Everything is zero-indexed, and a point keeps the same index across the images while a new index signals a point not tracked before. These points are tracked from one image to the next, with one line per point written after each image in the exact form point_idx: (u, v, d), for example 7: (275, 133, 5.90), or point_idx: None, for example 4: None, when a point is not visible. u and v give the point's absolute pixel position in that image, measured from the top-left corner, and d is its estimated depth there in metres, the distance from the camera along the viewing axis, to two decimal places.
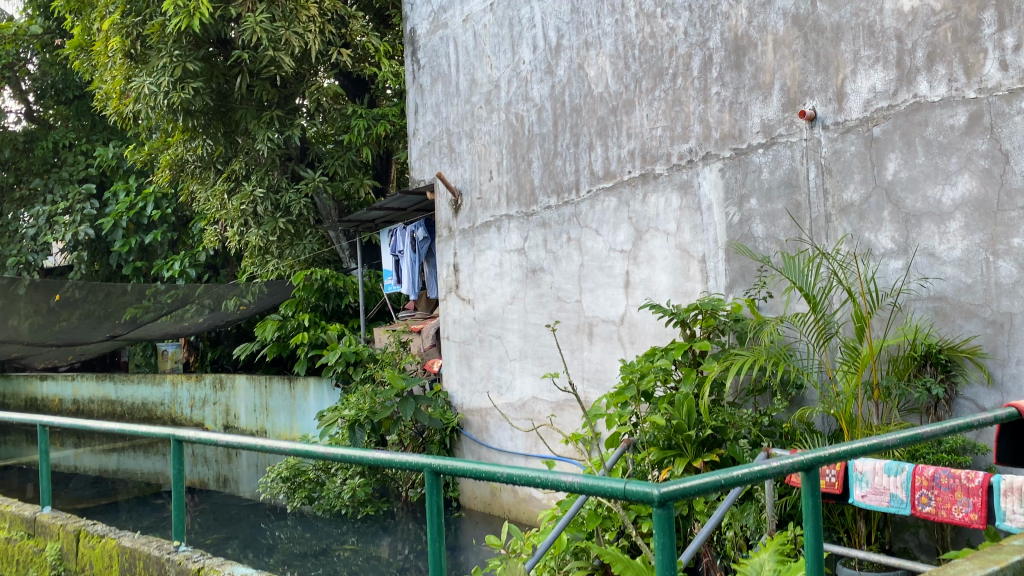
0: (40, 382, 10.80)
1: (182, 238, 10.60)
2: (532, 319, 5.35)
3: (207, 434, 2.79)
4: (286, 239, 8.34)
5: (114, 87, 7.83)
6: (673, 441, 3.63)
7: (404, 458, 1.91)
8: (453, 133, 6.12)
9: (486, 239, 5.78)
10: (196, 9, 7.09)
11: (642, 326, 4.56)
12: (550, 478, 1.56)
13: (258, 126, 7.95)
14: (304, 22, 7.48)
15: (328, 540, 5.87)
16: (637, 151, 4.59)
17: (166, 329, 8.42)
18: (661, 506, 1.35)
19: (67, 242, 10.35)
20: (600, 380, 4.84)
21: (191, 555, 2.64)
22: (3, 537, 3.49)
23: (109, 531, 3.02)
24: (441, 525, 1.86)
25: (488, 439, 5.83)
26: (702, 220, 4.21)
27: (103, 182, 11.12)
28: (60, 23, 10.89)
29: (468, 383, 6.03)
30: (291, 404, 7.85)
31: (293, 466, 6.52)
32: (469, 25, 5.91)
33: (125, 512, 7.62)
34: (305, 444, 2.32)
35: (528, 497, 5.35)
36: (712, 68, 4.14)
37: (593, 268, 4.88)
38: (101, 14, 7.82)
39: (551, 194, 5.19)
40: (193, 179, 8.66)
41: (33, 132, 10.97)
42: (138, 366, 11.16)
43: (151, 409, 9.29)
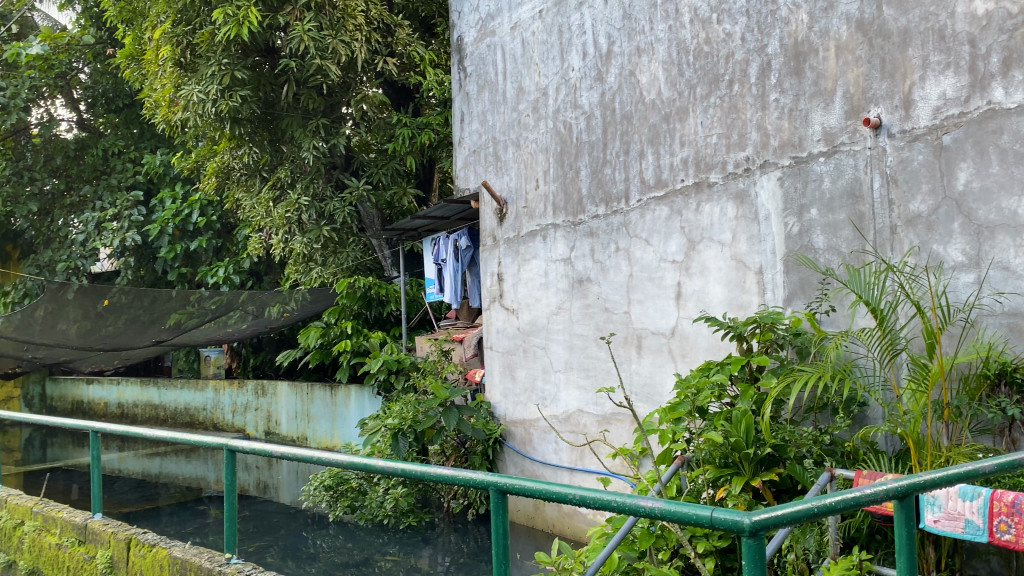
0: (86, 385, 11.03)
1: (226, 244, 10.70)
2: (578, 330, 5.26)
3: (261, 445, 2.73)
4: (330, 247, 8.34)
5: (163, 95, 7.90)
6: (729, 459, 3.51)
7: (467, 476, 1.86)
8: (499, 141, 6.07)
9: (532, 249, 5.71)
10: (245, 18, 7.11)
11: (694, 339, 4.44)
12: (628, 502, 1.49)
13: (303, 134, 7.97)
14: (350, 31, 7.46)
15: (370, 551, 5.84)
16: (690, 159, 4.49)
17: (210, 335, 8.51)
18: (752, 536, 1.29)
19: (115, 248, 10.48)
20: (650, 395, 4.73)
21: (243, 568, 2.60)
22: (54, 543, 3.49)
23: (160, 540, 3.00)
24: (506, 546, 1.79)
25: (532, 451, 5.75)
26: (759, 230, 4.09)
27: (150, 190, 11.26)
28: (112, 33, 11.11)
29: (512, 394, 5.95)
30: (332, 412, 7.84)
31: (336, 475, 6.41)
32: (518, 33, 5.86)
33: (167, 516, 7.67)
34: (364, 456, 2.27)
35: (572, 512, 5.25)
36: (770, 75, 4.03)
37: (643, 279, 4.78)
38: (152, 23, 7.90)
39: (600, 203, 5.10)
40: (238, 187, 8.74)
41: (84, 140, 11.20)
42: (180, 371, 11.30)
43: (193, 414, 9.37)
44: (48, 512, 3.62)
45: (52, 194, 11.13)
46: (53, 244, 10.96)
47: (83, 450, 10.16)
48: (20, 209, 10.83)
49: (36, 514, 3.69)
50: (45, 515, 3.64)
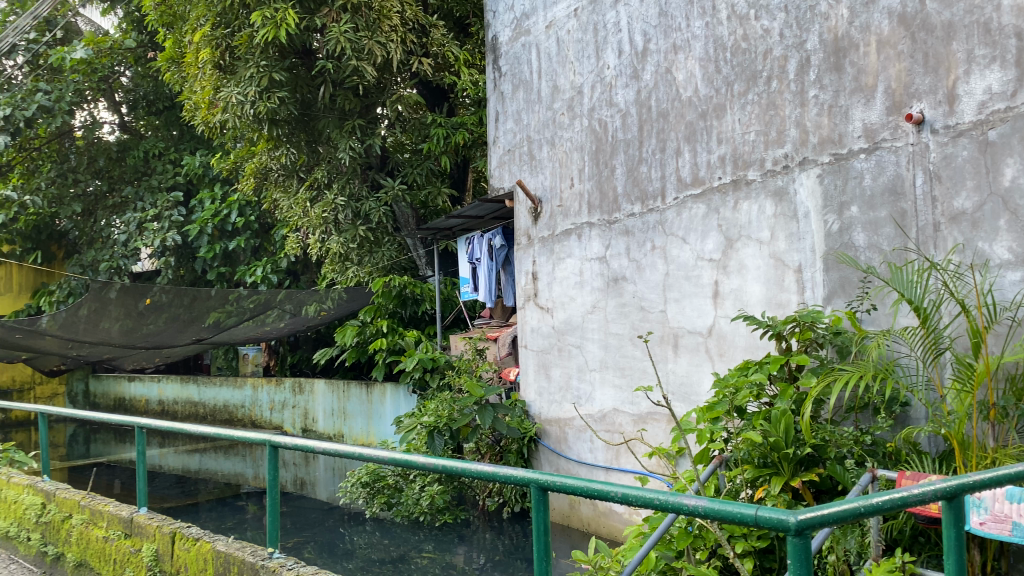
0: (128, 383, 11.27)
1: (264, 244, 10.83)
2: (614, 329, 5.24)
3: (304, 441, 2.77)
4: (366, 247, 8.42)
5: (203, 97, 8.01)
6: (768, 459, 3.48)
7: (509, 472, 1.88)
8: (534, 139, 6.07)
9: (566, 247, 5.70)
10: (283, 20, 7.19)
11: (732, 338, 4.41)
12: (670, 500, 1.49)
13: (339, 135, 8.05)
14: (386, 32, 7.49)
15: (406, 547, 5.88)
16: (727, 157, 4.45)
17: (249, 333, 8.66)
18: (798, 535, 1.29)
19: (156, 248, 10.66)
20: (687, 394, 4.70)
21: (286, 563, 2.64)
22: (101, 536, 3.58)
23: (204, 534, 3.05)
24: (547, 543, 1.81)
25: (567, 450, 5.74)
26: (798, 228, 4.05)
27: (189, 190, 11.44)
28: (152, 37, 11.30)
29: (547, 393, 5.96)
30: (368, 409, 7.91)
31: (373, 472, 6.47)
32: (553, 32, 5.86)
33: (206, 512, 7.80)
34: (404, 453, 2.30)
35: (608, 511, 5.24)
36: (809, 70, 3.99)
37: (679, 277, 4.75)
38: (192, 26, 8.03)
39: (636, 201, 5.09)
40: (276, 187, 8.86)
41: (126, 142, 11.45)
42: (219, 369, 11.46)
43: (231, 411, 9.51)
44: (95, 505, 3.71)
45: (95, 195, 11.37)
46: (96, 244, 11.19)
47: (125, 446, 10.36)
48: (65, 210, 11.09)
49: (84, 507, 3.79)
50: (92, 509, 3.73)
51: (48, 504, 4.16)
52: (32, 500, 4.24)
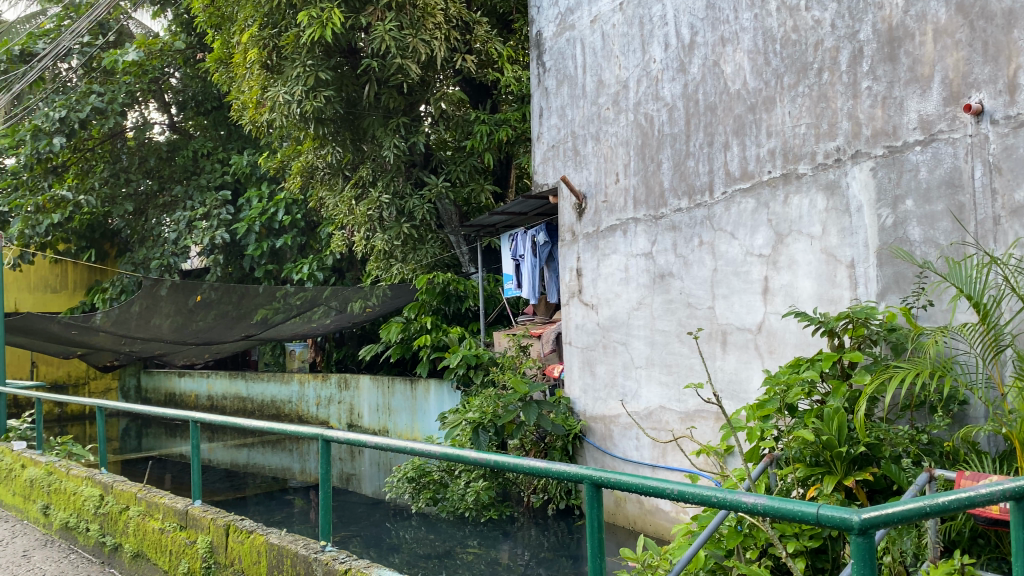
0: (178, 378, 11.51)
1: (310, 241, 10.97)
2: (660, 326, 5.20)
3: (356, 435, 2.79)
4: (410, 244, 8.46)
5: (251, 97, 8.12)
6: (820, 457, 3.41)
7: (562, 468, 1.87)
8: (578, 135, 6.05)
9: (611, 243, 5.67)
10: (328, 19, 7.23)
11: (782, 335, 4.34)
12: (729, 497, 1.49)
13: (384, 133, 8.11)
14: (430, 30, 7.49)
15: (452, 542, 5.91)
16: (778, 150, 4.38)
17: (297, 329, 8.86)
18: (861, 534, 1.26)
19: (205, 246, 10.85)
20: (736, 392, 4.64)
21: (338, 556, 2.66)
22: (157, 527, 3.66)
23: (257, 527, 3.10)
24: (602, 541, 1.79)
25: (612, 447, 5.71)
26: (850, 222, 3.97)
27: (237, 189, 11.64)
28: (201, 38, 11.49)
29: (592, 390, 5.93)
30: (412, 405, 7.97)
31: (418, 467, 6.55)
32: (597, 26, 5.83)
33: (254, 505, 7.94)
34: (456, 447, 2.31)
35: (654, 509, 5.21)
36: (862, 61, 3.90)
37: (727, 273, 4.69)
38: (241, 27, 8.15)
39: (682, 196, 5.03)
40: (322, 186, 8.96)
41: (176, 142, 11.75)
42: (267, 365, 11.65)
43: (279, 406, 9.65)
44: (151, 498, 3.79)
45: (147, 194, 11.66)
46: (148, 242, 11.47)
47: (176, 440, 10.59)
48: (117, 209, 11.37)
49: (141, 499, 3.88)
50: (148, 501, 3.82)
51: (106, 496, 4.27)
52: (91, 492, 4.36)
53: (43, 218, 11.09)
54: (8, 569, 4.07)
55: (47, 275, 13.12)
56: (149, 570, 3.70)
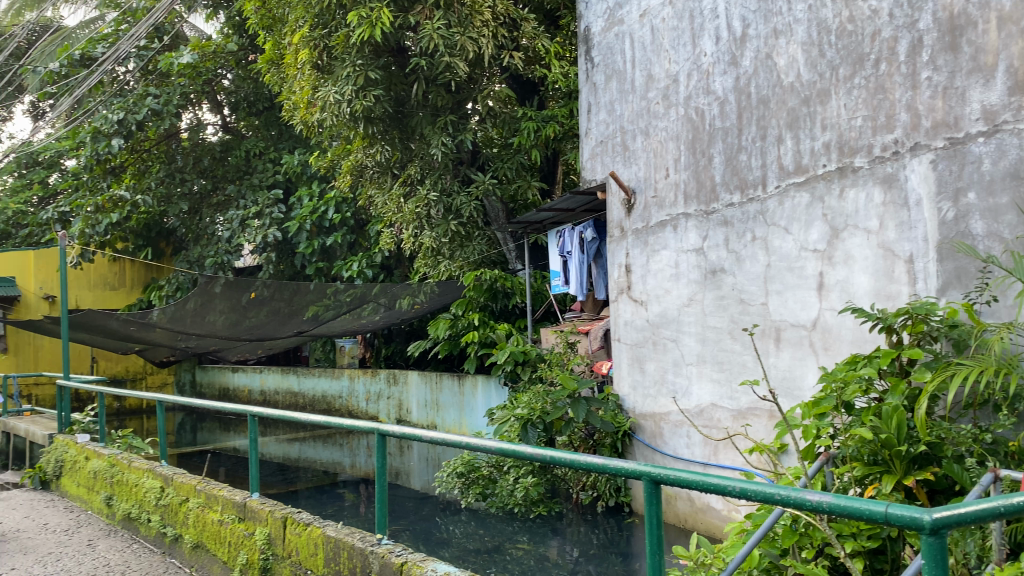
0: (232, 373, 11.76)
1: (359, 240, 11.08)
2: (712, 323, 5.15)
3: (411, 430, 2.83)
4: (457, 241, 8.51)
5: (302, 97, 8.24)
6: (879, 456, 3.32)
7: (619, 464, 1.88)
8: (627, 130, 6.01)
9: (661, 239, 5.63)
10: (377, 18, 7.26)
11: (838, 331, 4.26)
12: (793, 496, 1.50)
13: (432, 131, 8.14)
14: (478, 27, 7.48)
15: (502, 538, 5.93)
16: (833, 143, 4.30)
17: (346, 325, 9.03)
18: (933, 534, 1.25)
19: (258, 244, 11.05)
20: (790, 390, 4.57)
21: (394, 550, 2.69)
22: (216, 519, 3.75)
23: (314, 520, 3.16)
24: (660, 537, 1.80)
25: (663, 445, 5.67)
26: (909, 216, 3.88)
27: (288, 188, 11.83)
28: (253, 40, 11.67)
29: (641, 386, 5.90)
30: (460, 401, 8.01)
31: (468, 462, 6.57)
32: (647, 21, 5.78)
33: (306, 498, 8.07)
34: (512, 442, 2.33)
35: (705, 507, 5.17)
36: (922, 51, 3.81)
37: (781, 269, 4.62)
38: (292, 28, 8.26)
39: (734, 191, 4.97)
40: (370, 184, 9.06)
41: (228, 142, 12.04)
42: (317, 361, 11.84)
43: (329, 401, 9.79)
44: (210, 490, 3.89)
45: (201, 194, 11.97)
46: (203, 240, 11.76)
47: (230, 434, 10.82)
48: (173, 208, 11.66)
49: (200, 492, 3.98)
50: (207, 493, 3.92)
51: (166, 488, 4.39)
52: (152, 484, 4.49)
53: (103, 218, 11.29)
54: (74, 558, 4.21)
55: (106, 273, 13.49)
56: (209, 560, 3.79)
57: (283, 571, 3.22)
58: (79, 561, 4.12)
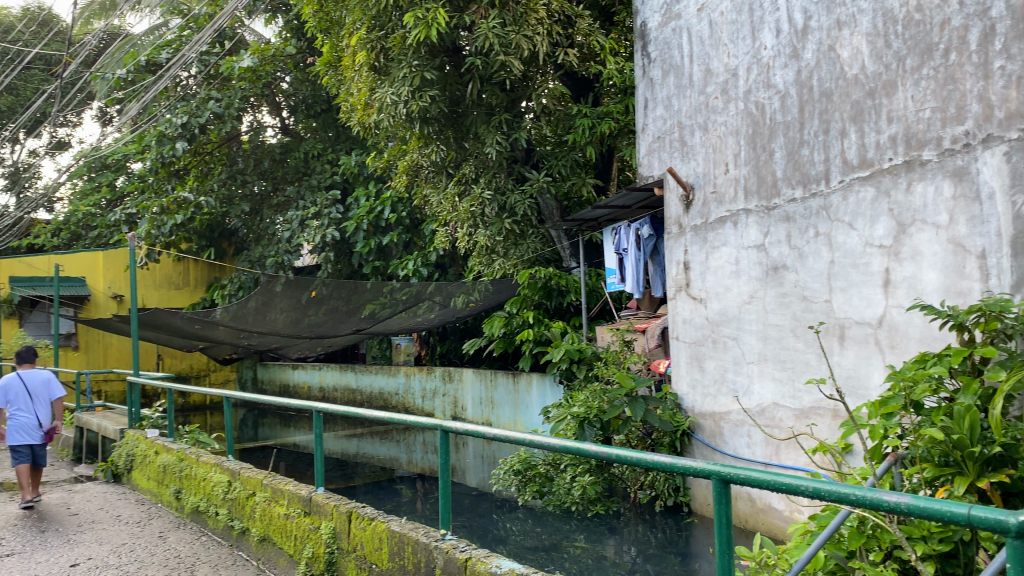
0: (292, 370, 12.01)
1: (415, 239, 11.17)
2: (773, 320, 5.07)
3: (474, 426, 2.87)
4: (512, 239, 8.54)
5: (360, 99, 8.42)
6: (951, 457, 3.08)
7: (687, 464, 1.88)
8: (685, 125, 5.95)
9: (721, 236, 5.56)
10: (433, 19, 7.27)
11: (905, 329, 4.16)
12: (869, 495, 1.50)
13: (487, 130, 8.15)
14: (533, 25, 7.46)
15: (559, 536, 5.91)
16: (899, 136, 4.19)
17: (403, 323, 9.12)
18: (1019, 536, 1.25)
19: (317, 244, 11.24)
20: (855, 389, 4.48)
21: (458, 545, 2.72)
22: (282, 513, 3.83)
23: (378, 515, 3.21)
24: (730, 537, 1.79)
25: (723, 444, 5.61)
26: (981, 210, 3.75)
27: (346, 189, 12.02)
28: (310, 43, 11.81)
29: (700, 385, 5.84)
30: (515, 399, 8.02)
31: (524, 460, 6.57)
32: (704, 15, 5.71)
33: (364, 494, 8.20)
34: (577, 440, 2.35)
35: (767, 507, 5.11)
36: (994, 40, 3.68)
37: (846, 265, 4.53)
38: (349, 30, 8.36)
39: (797, 186, 4.88)
40: (426, 183, 9.14)
41: (287, 144, 12.30)
42: (374, 358, 12.01)
43: (386, 398, 9.91)
44: (276, 485, 3.99)
45: (262, 195, 12.35)
46: (265, 240, 12.06)
47: (290, 430, 11.04)
48: (235, 209, 12.01)
49: (267, 486, 4.08)
50: (274, 488, 4.02)
51: (234, 483, 4.51)
52: (219, 478, 4.61)
53: (168, 219, 11.60)
54: (147, 549, 4.35)
55: (170, 272, 13.89)
56: (275, 553, 3.88)
57: (349, 564, 3.28)
58: (151, 552, 4.26)
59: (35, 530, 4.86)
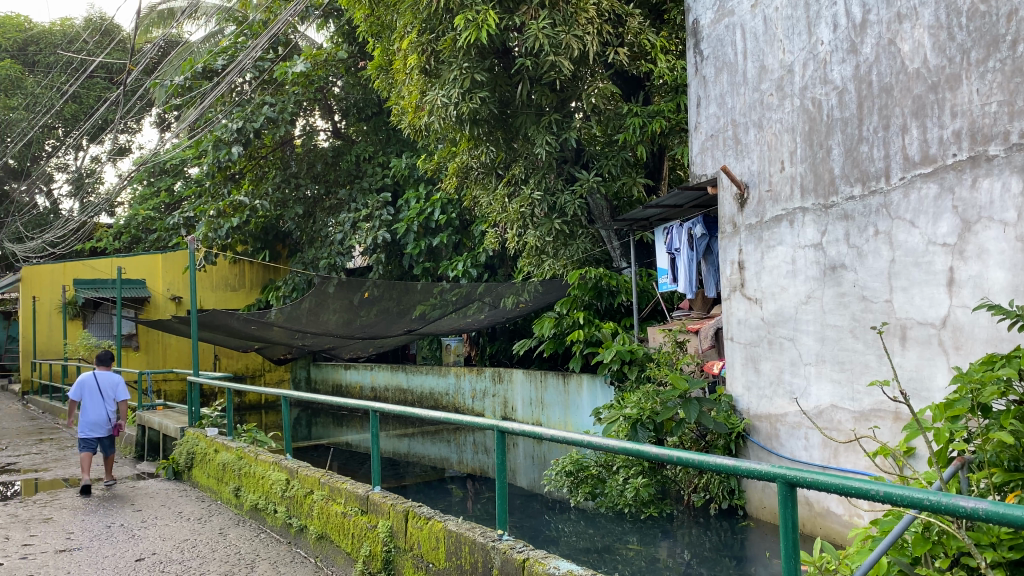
0: (345, 370, 12.16)
1: (464, 240, 11.19)
2: (831, 321, 4.97)
3: (530, 426, 2.86)
4: (561, 239, 8.50)
5: (411, 101, 8.46)
6: (1022, 463, 2.91)
7: (751, 466, 1.87)
8: (739, 123, 5.88)
9: (777, 235, 5.47)
10: (484, 21, 7.28)
11: (970, 330, 4.04)
12: (944, 501, 1.51)
13: (537, 130, 8.14)
14: (583, 25, 7.41)
15: (612, 537, 5.89)
16: (964, 131, 4.08)
17: (453, 323, 9.17)
18: None
19: (368, 245, 11.36)
20: (918, 390, 4.37)
21: (516, 546, 2.73)
22: (340, 511, 3.89)
23: (435, 514, 3.23)
24: (796, 541, 1.78)
25: (779, 447, 5.51)
26: None
27: (397, 191, 12.13)
28: (362, 47, 11.89)
29: (756, 387, 5.75)
30: (565, 399, 7.98)
31: (576, 462, 6.56)
32: (759, 11, 5.63)
33: (416, 493, 8.26)
34: (635, 442, 2.32)
35: (825, 511, 5.03)
36: None
37: (907, 264, 4.42)
38: (401, 34, 8.41)
39: (856, 183, 4.78)
40: (476, 185, 9.16)
41: (339, 148, 12.45)
42: (424, 358, 12.10)
43: (437, 398, 9.97)
44: (333, 483, 4.05)
45: (315, 198, 12.54)
46: (318, 243, 12.24)
47: (342, 429, 11.19)
48: (289, 212, 12.22)
49: (325, 485, 4.15)
50: (332, 486, 4.08)
51: (292, 480, 4.59)
52: (278, 476, 4.69)
53: (224, 222, 11.86)
54: (208, 545, 4.44)
55: (227, 274, 14.21)
56: (333, 551, 3.93)
57: (406, 563, 3.31)
58: (212, 548, 4.35)
59: (101, 525, 5.00)
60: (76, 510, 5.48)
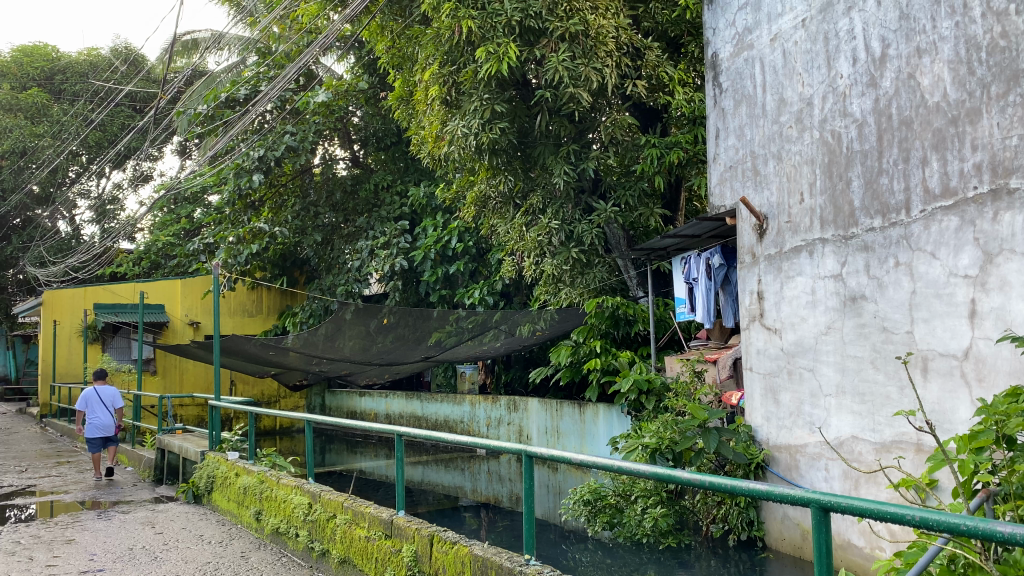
0: (360, 398, 12.23)
1: (481, 268, 11.24)
2: (852, 351, 4.97)
3: (559, 452, 2.86)
4: (577, 269, 8.52)
5: (431, 131, 8.54)
6: None
7: (785, 491, 1.90)
8: (758, 155, 5.95)
9: (796, 265, 5.49)
10: (504, 54, 7.35)
11: (993, 362, 4.03)
12: (979, 526, 1.53)
13: (555, 161, 8.25)
14: (602, 58, 7.49)
15: None
16: (985, 164, 4.10)
17: (470, 351, 9.20)
18: None
19: (386, 272, 11.46)
20: (941, 421, 4.35)
21: (543, 570, 2.75)
22: (364, 536, 3.91)
23: (460, 539, 3.26)
24: (830, 563, 1.80)
25: (799, 478, 5.49)
26: None
27: (415, 219, 12.22)
28: (382, 78, 12.05)
29: (776, 417, 5.74)
30: (581, 428, 7.96)
31: (594, 491, 6.69)
32: (778, 44, 5.71)
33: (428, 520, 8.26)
34: (666, 467, 2.33)
35: (847, 544, 4.99)
36: None
37: (928, 295, 4.44)
38: (422, 66, 8.51)
39: (875, 215, 4.81)
40: (493, 214, 9.18)
41: (358, 176, 12.59)
42: (438, 386, 12.14)
43: (452, 425, 10.00)
44: (357, 507, 4.06)
45: (331, 226, 12.68)
46: (336, 269, 12.39)
47: (357, 456, 11.27)
48: (307, 239, 12.33)
49: (348, 509, 4.17)
50: (355, 510, 4.10)
51: (314, 505, 4.63)
52: (300, 500, 4.73)
53: (243, 248, 11.99)
54: (231, 568, 4.47)
55: (245, 300, 14.39)
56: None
57: None
58: (235, 572, 4.38)
59: (123, 547, 5.04)
60: (97, 531, 5.55)
